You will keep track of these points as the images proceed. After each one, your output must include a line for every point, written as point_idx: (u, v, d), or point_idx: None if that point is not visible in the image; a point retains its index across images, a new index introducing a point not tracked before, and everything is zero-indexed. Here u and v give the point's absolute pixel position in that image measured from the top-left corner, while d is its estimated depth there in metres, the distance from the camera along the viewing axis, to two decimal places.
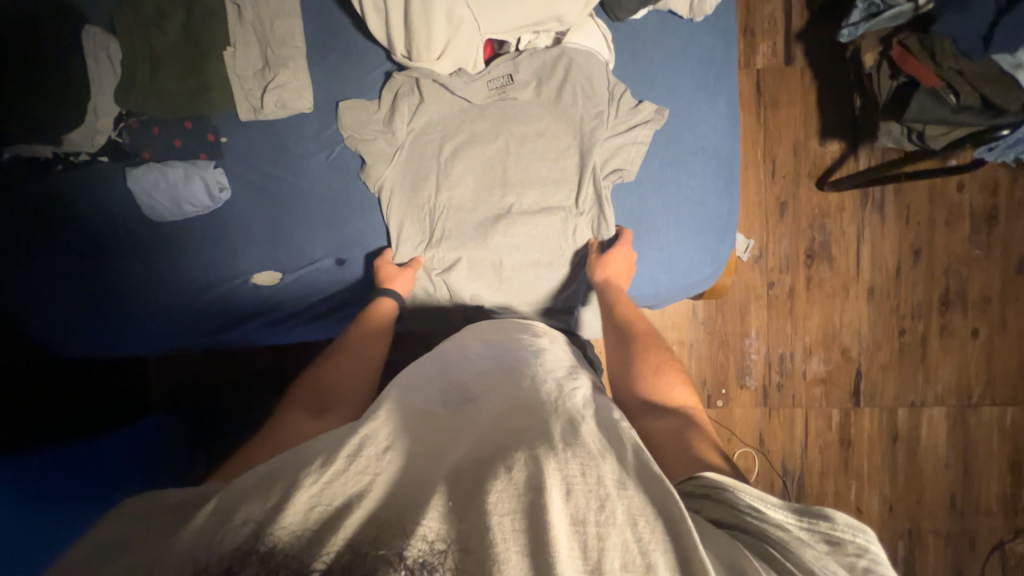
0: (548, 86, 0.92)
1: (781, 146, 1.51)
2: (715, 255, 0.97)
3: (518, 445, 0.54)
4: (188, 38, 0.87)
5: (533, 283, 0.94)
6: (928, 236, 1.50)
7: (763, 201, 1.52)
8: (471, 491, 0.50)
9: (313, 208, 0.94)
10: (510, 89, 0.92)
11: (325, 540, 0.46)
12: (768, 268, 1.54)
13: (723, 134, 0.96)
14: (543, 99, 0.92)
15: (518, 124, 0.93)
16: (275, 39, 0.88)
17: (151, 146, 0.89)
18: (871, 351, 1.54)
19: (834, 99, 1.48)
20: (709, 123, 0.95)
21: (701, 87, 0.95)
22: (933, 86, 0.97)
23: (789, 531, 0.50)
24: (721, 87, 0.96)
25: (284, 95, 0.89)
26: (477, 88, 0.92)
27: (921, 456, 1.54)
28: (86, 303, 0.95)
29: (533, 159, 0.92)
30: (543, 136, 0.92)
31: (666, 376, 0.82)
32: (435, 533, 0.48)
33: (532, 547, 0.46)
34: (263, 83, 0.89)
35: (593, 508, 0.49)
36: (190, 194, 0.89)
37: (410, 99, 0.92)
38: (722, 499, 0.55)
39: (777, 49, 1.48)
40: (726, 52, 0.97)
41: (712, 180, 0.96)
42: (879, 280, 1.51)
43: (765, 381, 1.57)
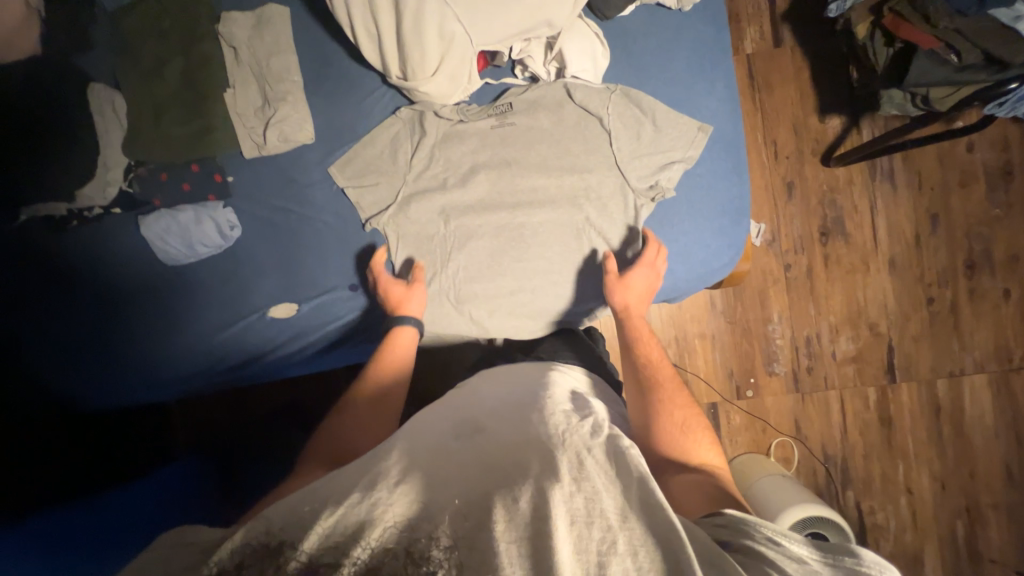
0: (545, 106, 0.93)
1: (781, 127, 1.50)
2: (732, 240, 0.95)
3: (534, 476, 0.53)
4: (189, 87, 0.90)
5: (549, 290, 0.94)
6: (943, 200, 1.46)
7: (768, 184, 1.50)
8: (478, 522, 0.50)
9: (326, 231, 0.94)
10: (508, 116, 0.93)
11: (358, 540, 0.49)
12: (783, 251, 1.51)
13: (724, 119, 0.96)
14: (541, 116, 0.93)
15: (520, 139, 0.93)
16: (274, 75, 0.91)
17: (160, 193, 0.91)
18: (900, 324, 1.49)
19: (828, 75, 1.47)
20: (708, 109, 0.95)
21: (696, 75, 0.95)
22: (932, 48, 0.96)
23: (809, 563, 0.50)
24: (716, 72, 0.95)
25: (285, 128, 0.91)
26: (476, 117, 0.94)
27: (968, 427, 1.48)
28: (101, 358, 0.93)
29: (543, 163, 0.92)
30: (552, 139, 0.93)
31: (694, 434, 0.78)
32: (442, 539, 0.49)
33: (531, 552, 0.46)
34: (264, 120, 0.91)
35: (594, 536, 0.48)
36: (201, 236, 0.90)
37: (409, 127, 0.94)
38: (742, 529, 0.55)
39: (765, 33, 1.48)
40: (718, 36, 0.96)
41: (720, 164, 0.94)
42: (899, 249, 1.48)
43: (793, 366, 1.53)
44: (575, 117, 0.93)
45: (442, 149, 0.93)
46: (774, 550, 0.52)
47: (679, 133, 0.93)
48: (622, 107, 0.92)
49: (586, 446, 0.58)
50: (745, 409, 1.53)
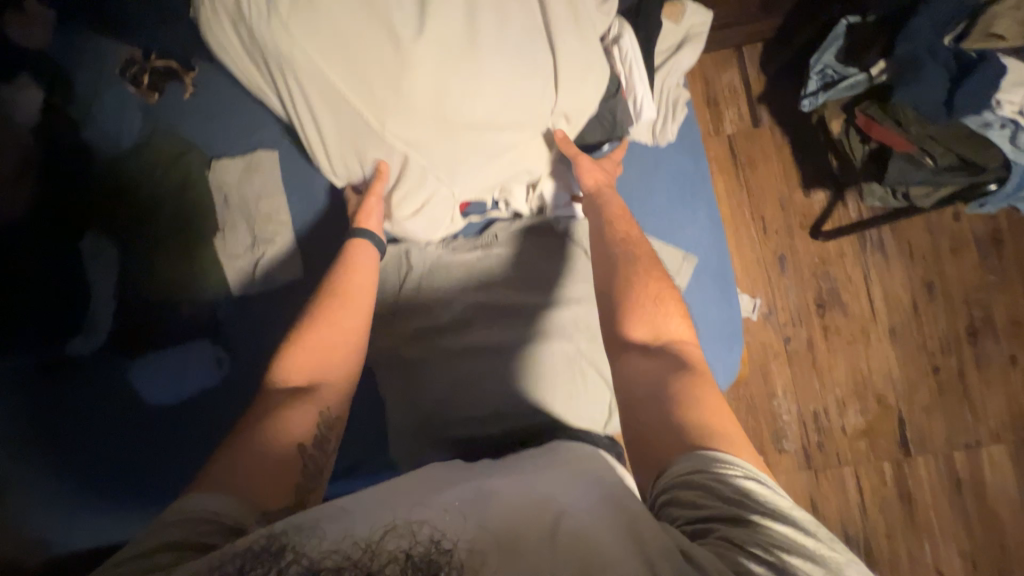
0: (525, 234, 0.96)
1: (767, 202, 1.52)
2: (727, 367, 0.93)
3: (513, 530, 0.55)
4: (183, 224, 0.92)
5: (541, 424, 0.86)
6: (937, 267, 1.46)
7: (760, 258, 1.51)
8: None
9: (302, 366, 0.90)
10: (491, 245, 0.96)
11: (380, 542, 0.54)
12: (781, 324, 1.50)
13: (708, 240, 0.96)
14: (522, 243, 0.96)
15: (503, 265, 0.95)
16: (262, 217, 0.93)
17: (151, 337, 0.90)
18: (908, 394, 1.45)
19: (809, 151, 1.50)
20: (693, 228, 0.96)
21: (678, 200, 0.97)
22: (907, 150, 0.98)
23: (755, 504, 0.54)
24: (699, 196, 0.98)
25: (273, 268, 0.92)
26: (459, 250, 0.97)
27: (992, 500, 1.42)
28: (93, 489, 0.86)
29: (523, 283, 0.93)
30: (534, 264, 0.94)
31: (685, 374, 0.72)
32: (444, 536, 0.55)
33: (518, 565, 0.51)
34: (253, 259, 0.92)
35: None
36: (192, 375, 0.89)
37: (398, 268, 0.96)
38: (700, 478, 0.58)
39: (743, 114, 1.52)
40: (698, 161, 0.99)
41: (709, 290, 0.94)
42: (898, 319, 1.46)
43: (803, 441, 1.48)
44: (555, 244, 0.95)
45: (426, 280, 0.95)
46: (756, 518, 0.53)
47: (663, 262, 0.94)
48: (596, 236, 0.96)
49: (579, 524, 0.56)
50: None
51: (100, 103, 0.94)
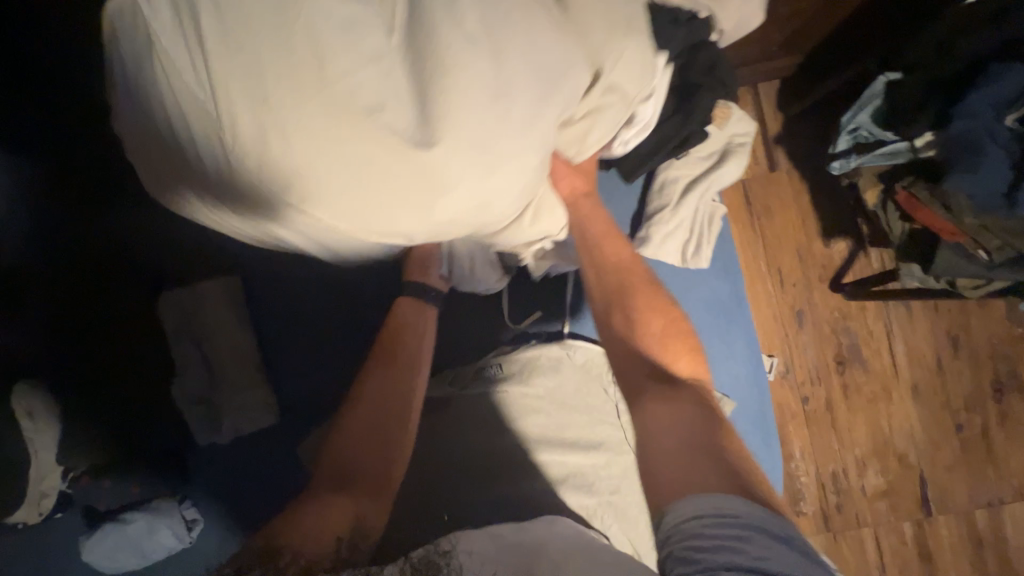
0: (552, 374, 0.88)
1: (784, 253, 1.41)
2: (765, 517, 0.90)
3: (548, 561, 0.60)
4: (145, 348, 0.85)
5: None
6: (962, 320, 1.38)
7: (777, 314, 1.41)
8: None
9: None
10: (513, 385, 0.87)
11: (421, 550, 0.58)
12: (798, 383, 1.42)
13: (747, 379, 0.93)
14: (548, 385, 0.87)
15: (528, 409, 0.85)
16: (219, 363, 0.84)
17: (110, 497, 0.81)
18: (930, 453, 1.39)
19: (829, 198, 1.39)
20: (728, 369, 0.93)
21: (716, 335, 0.93)
22: (955, 240, 0.88)
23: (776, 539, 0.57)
24: (735, 329, 0.94)
25: (238, 423, 0.83)
26: (479, 388, 0.86)
27: (1012, 558, 1.38)
28: None
29: (566, 436, 0.84)
30: (561, 410, 0.86)
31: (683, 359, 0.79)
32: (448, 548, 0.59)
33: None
34: (214, 415, 0.84)
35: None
36: (156, 546, 0.78)
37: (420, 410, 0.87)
38: (726, 525, 0.58)
39: (758, 157, 1.40)
40: (734, 290, 0.96)
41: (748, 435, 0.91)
42: (921, 375, 1.39)
43: (822, 504, 1.41)
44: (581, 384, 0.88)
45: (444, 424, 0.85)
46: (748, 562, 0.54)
47: None
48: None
49: None
50: None
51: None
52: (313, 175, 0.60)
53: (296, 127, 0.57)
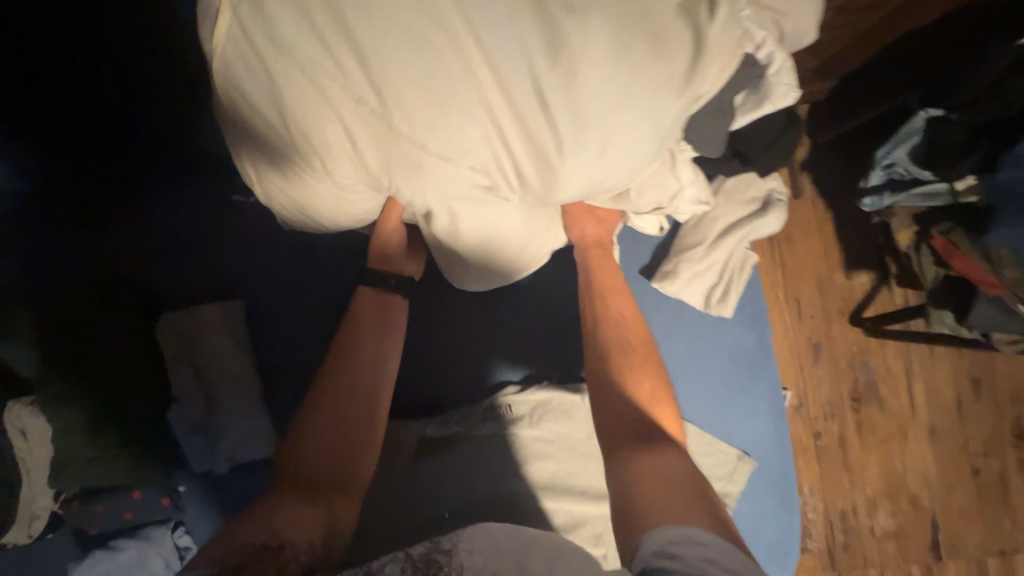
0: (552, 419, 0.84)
1: (804, 284, 1.37)
2: None
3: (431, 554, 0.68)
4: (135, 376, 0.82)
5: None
6: (986, 362, 1.33)
7: (793, 345, 1.37)
8: None
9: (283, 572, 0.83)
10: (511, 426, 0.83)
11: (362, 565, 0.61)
12: (811, 417, 1.38)
13: (769, 440, 0.89)
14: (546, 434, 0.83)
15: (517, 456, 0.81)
16: (223, 386, 0.83)
17: (97, 523, 0.79)
18: (943, 497, 1.35)
19: (854, 229, 1.34)
20: (750, 430, 0.88)
21: (738, 388, 0.89)
22: (995, 293, 0.83)
23: None
24: (760, 383, 0.90)
25: (239, 450, 0.82)
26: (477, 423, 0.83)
27: None
28: None
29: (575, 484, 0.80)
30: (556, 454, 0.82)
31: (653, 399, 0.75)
32: (446, 540, 0.62)
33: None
34: (212, 442, 0.82)
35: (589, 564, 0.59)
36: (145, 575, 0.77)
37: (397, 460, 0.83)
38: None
39: (782, 184, 1.35)
40: (760, 340, 0.91)
41: (762, 500, 0.87)
42: (939, 417, 1.34)
43: (829, 542, 1.38)
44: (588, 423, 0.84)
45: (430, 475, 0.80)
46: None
47: (716, 458, 0.86)
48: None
49: None
50: None
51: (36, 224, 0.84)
52: (343, 128, 0.61)
53: (352, 77, 0.57)
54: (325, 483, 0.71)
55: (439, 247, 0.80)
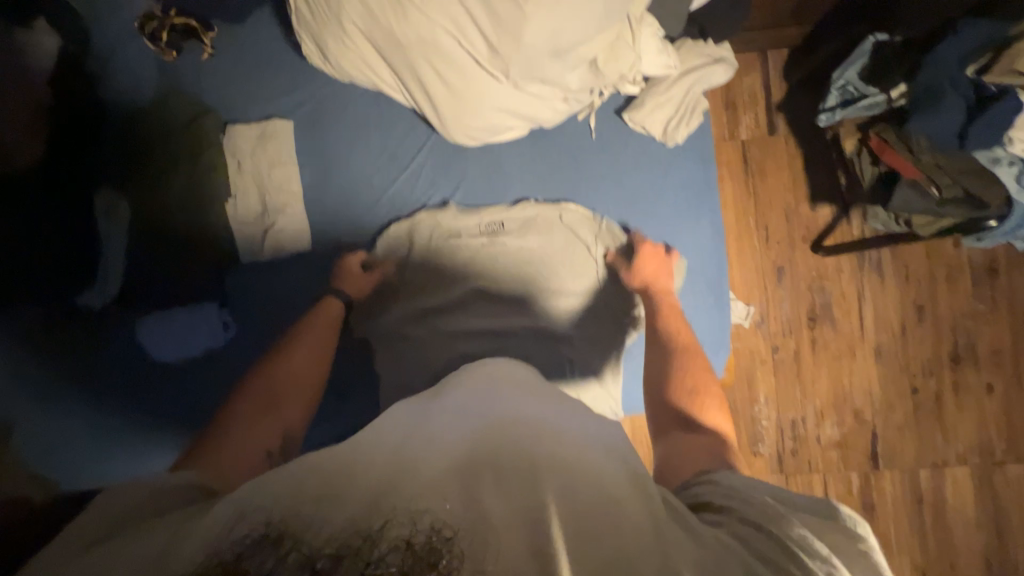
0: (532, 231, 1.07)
1: (772, 212, 1.53)
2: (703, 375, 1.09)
3: (409, 441, 0.63)
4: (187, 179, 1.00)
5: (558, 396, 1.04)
6: (929, 291, 1.49)
7: (759, 267, 1.53)
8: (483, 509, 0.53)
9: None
10: (499, 235, 1.07)
11: (342, 532, 0.51)
12: (771, 333, 1.53)
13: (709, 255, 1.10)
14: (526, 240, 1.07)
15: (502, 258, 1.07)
16: (273, 187, 1.02)
17: (154, 298, 0.99)
18: (884, 411, 1.50)
19: (820, 165, 1.50)
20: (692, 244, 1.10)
21: (683, 213, 1.09)
22: (915, 179, 0.99)
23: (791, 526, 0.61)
24: (704, 208, 1.09)
25: (281, 238, 1.02)
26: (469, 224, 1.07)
27: (949, 518, 1.49)
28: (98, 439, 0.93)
29: (541, 281, 1.07)
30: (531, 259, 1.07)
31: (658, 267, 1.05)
32: (445, 524, 0.51)
33: (533, 539, 0.50)
34: (263, 229, 1.02)
35: (581, 510, 0.54)
36: (196, 336, 0.98)
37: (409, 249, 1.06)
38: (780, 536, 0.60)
39: (759, 121, 1.51)
40: (706, 175, 1.10)
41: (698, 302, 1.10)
42: (885, 339, 1.50)
43: (779, 447, 1.54)
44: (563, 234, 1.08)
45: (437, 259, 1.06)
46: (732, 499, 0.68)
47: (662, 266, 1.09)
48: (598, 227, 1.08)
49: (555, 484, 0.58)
50: None
51: (119, 57, 1.02)
52: None
53: None
54: (266, 406, 0.88)
55: (434, 110, 0.96)
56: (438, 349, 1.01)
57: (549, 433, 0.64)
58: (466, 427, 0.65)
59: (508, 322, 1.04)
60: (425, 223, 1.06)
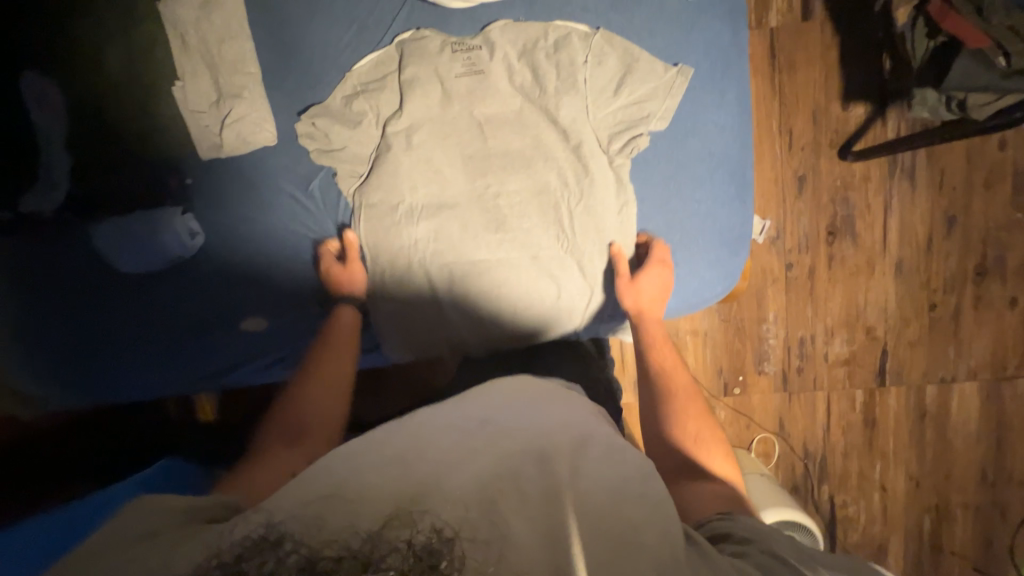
0: (520, 63, 0.75)
1: (799, 114, 1.36)
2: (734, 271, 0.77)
3: (423, 439, 0.60)
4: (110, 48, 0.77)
5: (572, 319, 0.82)
6: (963, 200, 1.37)
7: (779, 177, 1.40)
8: (488, 498, 0.51)
9: (309, 225, 0.82)
10: (478, 67, 0.75)
11: (350, 521, 0.47)
12: (787, 249, 1.44)
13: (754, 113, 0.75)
14: (513, 82, 0.75)
15: (481, 96, 0.76)
16: (225, 65, 0.76)
17: (115, 202, 0.81)
18: (898, 328, 1.45)
19: (859, 56, 1.32)
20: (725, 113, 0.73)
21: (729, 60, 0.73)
22: (980, 46, 0.84)
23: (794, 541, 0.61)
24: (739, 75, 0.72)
25: (240, 128, 0.78)
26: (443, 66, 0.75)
27: (951, 431, 1.49)
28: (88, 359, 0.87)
29: (527, 104, 0.76)
30: (513, 108, 0.76)
31: None
32: (449, 525, 0.48)
33: (548, 540, 0.49)
34: (218, 117, 0.78)
35: (598, 522, 0.52)
36: (160, 245, 0.82)
37: (372, 97, 0.77)
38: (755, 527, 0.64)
39: (792, 5, 1.31)
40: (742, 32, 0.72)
41: (723, 190, 0.74)
42: (908, 253, 1.41)
43: (784, 365, 1.51)
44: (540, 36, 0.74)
45: (426, 169, 0.79)
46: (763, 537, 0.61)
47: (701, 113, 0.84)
48: (633, 93, 0.73)
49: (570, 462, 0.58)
50: (731, 405, 1.53)
51: None
52: None
53: None
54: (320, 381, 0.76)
55: None
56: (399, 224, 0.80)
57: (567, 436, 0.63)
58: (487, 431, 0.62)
59: (513, 219, 0.78)
60: (405, 117, 0.77)
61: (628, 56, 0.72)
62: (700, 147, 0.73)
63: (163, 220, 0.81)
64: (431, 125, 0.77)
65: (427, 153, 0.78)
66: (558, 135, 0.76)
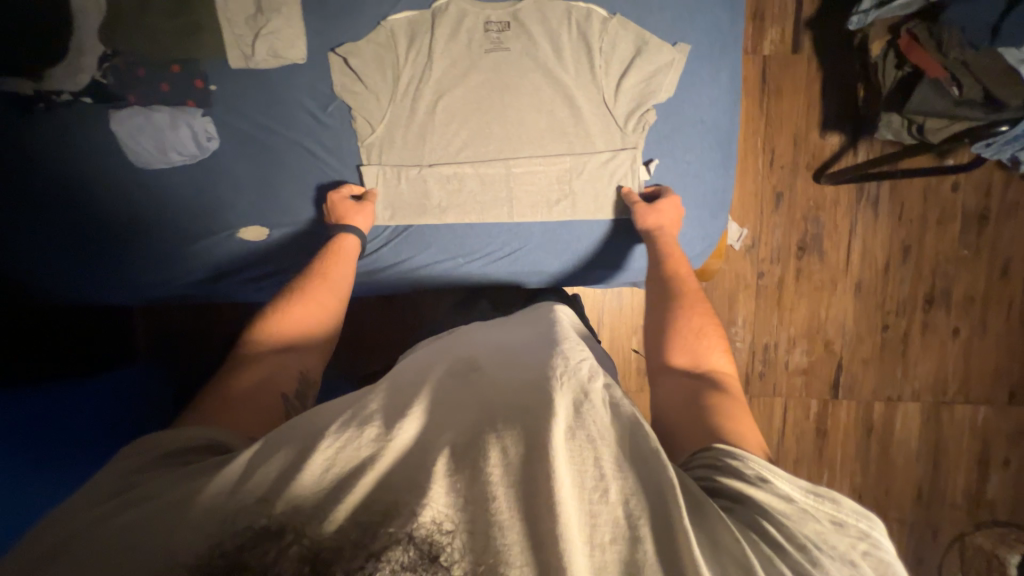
0: (543, 26, 0.87)
1: (782, 135, 1.49)
2: (707, 232, 0.95)
3: (408, 391, 0.55)
4: None
5: (550, 259, 0.96)
6: (919, 233, 1.51)
7: (759, 191, 1.51)
8: (474, 462, 0.46)
9: (323, 139, 0.89)
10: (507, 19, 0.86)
11: (329, 509, 0.43)
12: (759, 258, 1.54)
13: (730, 98, 0.91)
14: (532, 40, 0.87)
15: (501, 52, 0.87)
16: None
17: (137, 88, 0.84)
18: (853, 344, 1.56)
19: (838, 90, 1.46)
20: (707, 97, 0.90)
21: (714, 49, 0.88)
22: (937, 77, 0.99)
23: (794, 503, 0.50)
24: (724, 59, 0.89)
25: (276, 43, 0.84)
26: (473, 20, 0.86)
27: (892, 448, 1.59)
28: (79, 259, 0.91)
29: (545, 65, 0.88)
30: (524, 64, 0.87)
31: None
32: (448, 516, 0.44)
33: (535, 534, 0.42)
34: (255, 30, 0.84)
35: (588, 485, 0.46)
36: (177, 141, 0.86)
37: (407, 36, 0.86)
38: (732, 469, 0.54)
39: (785, 37, 1.44)
40: (733, 26, 0.89)
41: (710, 156, 0.92)
42: (866, 275, 1.53)
43: (747, 369, 1.58)
44: (562, 8, 0.86)
45: (447, 114, 0.89)
46: (745, 480, 0.52)
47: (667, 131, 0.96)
48: (641, 74, 0.88)
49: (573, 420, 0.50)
50: None
51: None
52: None
53: None
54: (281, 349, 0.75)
55: None
56: (426, 148, 0.90)
57: (563, 386, 0.53)
58: (481, 388, 0.56)
59: (516, 167, 0.91)
60: (434, 74, 0.88)
61: (633, 30, 0.86)
62: (693, 113, 0.90)
63: (162, 129, 0.85)
64: (458, 67, 0.88)
65: (449, 99, 0.88)
66: (568, 92, 0.88)
